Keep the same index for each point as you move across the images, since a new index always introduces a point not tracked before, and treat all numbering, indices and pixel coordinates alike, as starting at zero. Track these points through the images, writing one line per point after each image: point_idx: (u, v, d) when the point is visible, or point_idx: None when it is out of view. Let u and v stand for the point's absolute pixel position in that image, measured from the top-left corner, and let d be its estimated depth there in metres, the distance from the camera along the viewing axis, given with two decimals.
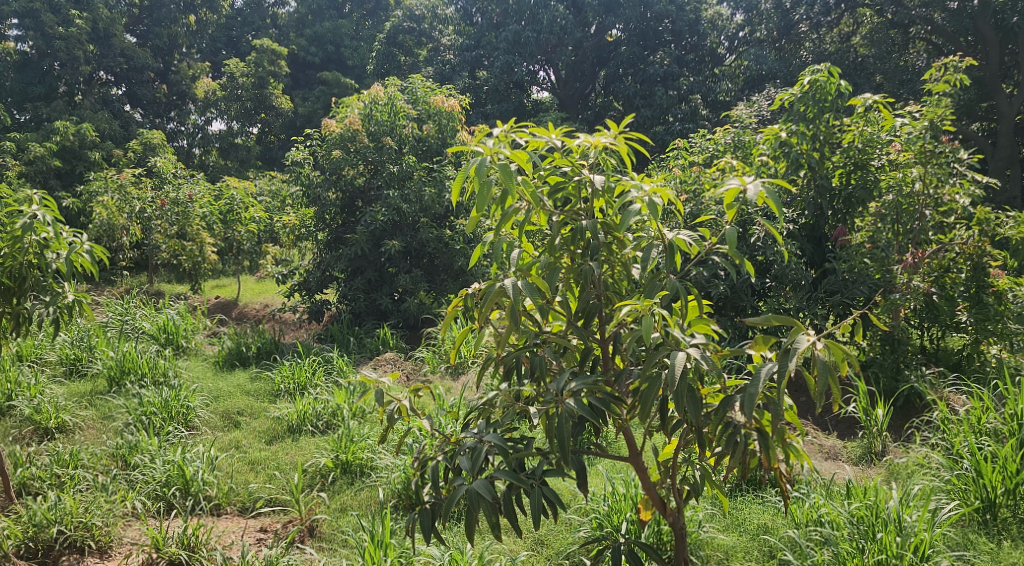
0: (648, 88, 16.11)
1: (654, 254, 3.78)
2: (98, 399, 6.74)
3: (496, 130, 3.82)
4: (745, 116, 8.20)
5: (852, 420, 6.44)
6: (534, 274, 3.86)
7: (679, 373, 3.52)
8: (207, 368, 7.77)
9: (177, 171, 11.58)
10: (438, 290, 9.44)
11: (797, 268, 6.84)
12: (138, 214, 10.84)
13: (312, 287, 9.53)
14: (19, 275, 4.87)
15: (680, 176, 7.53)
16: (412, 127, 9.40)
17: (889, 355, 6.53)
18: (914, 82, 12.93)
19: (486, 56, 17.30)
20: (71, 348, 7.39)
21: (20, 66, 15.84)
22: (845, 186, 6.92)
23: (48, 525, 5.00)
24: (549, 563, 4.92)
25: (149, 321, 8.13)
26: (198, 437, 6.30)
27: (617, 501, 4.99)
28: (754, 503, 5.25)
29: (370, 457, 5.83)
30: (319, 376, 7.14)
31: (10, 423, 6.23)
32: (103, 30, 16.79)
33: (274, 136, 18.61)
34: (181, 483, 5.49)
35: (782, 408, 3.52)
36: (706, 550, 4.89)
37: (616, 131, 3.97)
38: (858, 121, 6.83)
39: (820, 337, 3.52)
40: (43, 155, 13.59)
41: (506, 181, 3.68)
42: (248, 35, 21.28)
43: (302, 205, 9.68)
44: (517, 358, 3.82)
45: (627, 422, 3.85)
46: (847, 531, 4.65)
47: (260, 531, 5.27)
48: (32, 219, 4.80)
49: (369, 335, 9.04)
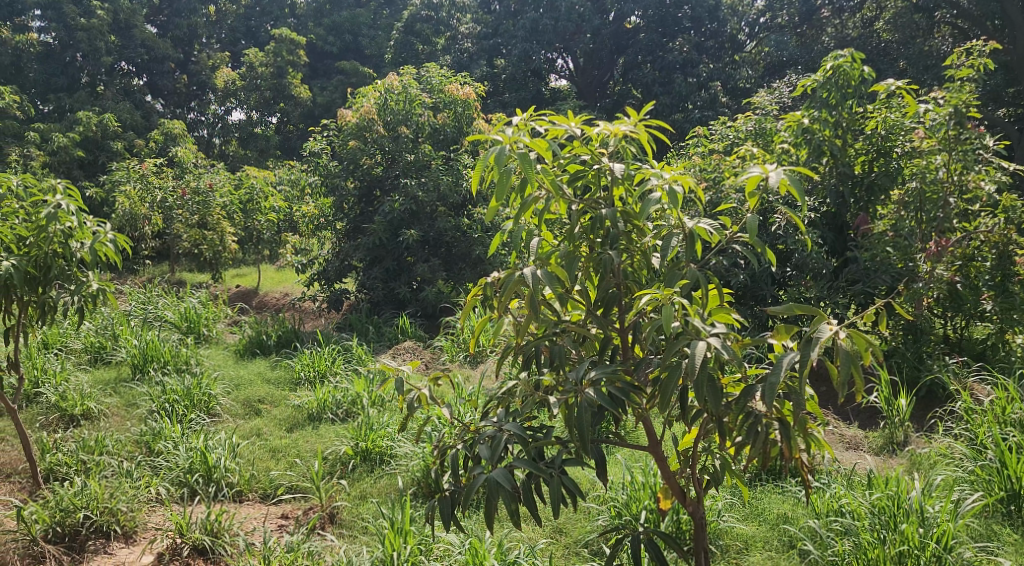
0: (667, 76, 16.09)
1: (674, 243, 3.75)
2: (122, 387, 6.82)
3: (515, 118, 3.80)
4: (767, 102, 8.13)
5: (874, 411, 6.45)
6: (553, 263, 3.85)
7: (700, 362, 3.46)
8: (228, 357, 7.83)
9: (198, 161, 11.78)
10: (456, 279, 9.43)
11: (818, 258, 6.86)
12: (160, 204, 11.07)
13: (331, 276, 9.62)
14: (45, 264, 4.89)
15: (700, 164, 7.54)
16: (428, 116, 9.33)
17: (911, 345, 6.50)
18: (939, 68, 12.78)
19: (504, 45, 17.35)
20: (96, 337, 7.51)
21: (43, 57, 16.20)
22: (867, 174, 6.90)
23: (75, 510, 5.03)
24: (569, 551, 5.00)
25: (171, 311, 8.23)
26: (220, 425, 6.35)
27: (635, 490, 5.08)
28: (775, 493, 5.28)
29: (390, 445, 5.87)
30: (339, 363, 7.21)
31: (38, 411, 6.33)
32: (124, 20, 17.11)
33: (293, 126, 18.46)
34: (204, 469, 5.53)
35: (803, 399, 3.46)
36: (725, 540, 4.91)
37: (636, 119, 3.93)
38: (880, 108, 6.79)
39: (842, 326, 3.43)
40: (67, 146, 13.73)
41: (525, 170, 3.67)
42: (267, 25, 21.12)
43: (321, 195, 9.83)
44: (536, 347, 3.83)
45: (647, 412, 3.81)
46: (867, 521, 4.61)
47: (281, 518, 5.31)
48: (57, 209, 4.80)
49: (387, 324, 9.10)
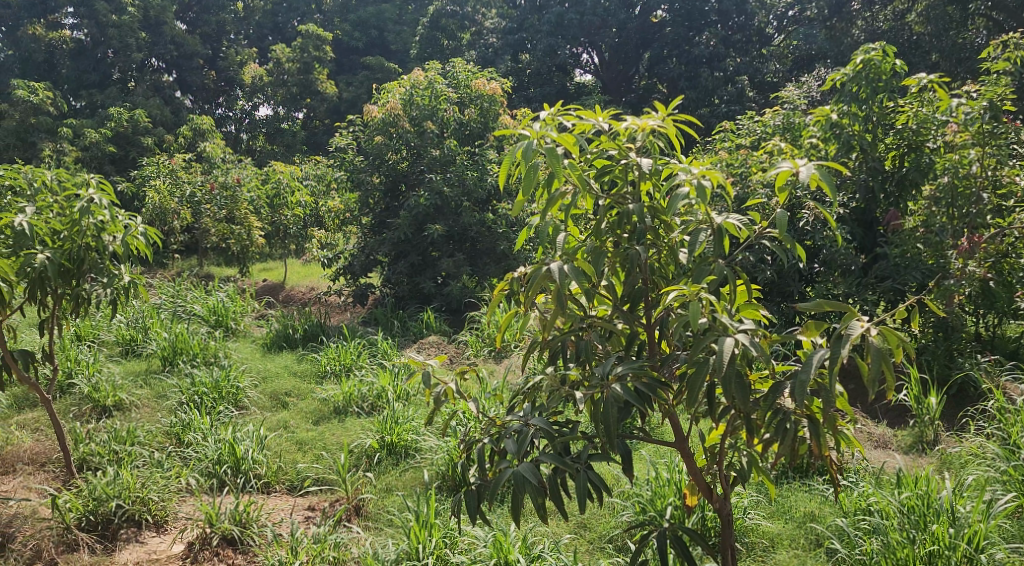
0: (694, 70, 16.08)
1: (702, 239, 3.72)
2: (152, 379, 6.90)
3: (543, 113, 3.80)
4: (795, 96, 8.07)
5: (903, 409, 6.41)
6: (579, 258, 3.84)
7: (728, 358, 3.43)
8: (255, 350, 7.89)
9: (227, 156, 11.90)
10: (481, 274, 9.45)
11: (846, 253, 6.81)
12: (189, 199, 11.29)
13: (357, 271, 9.67)
14: (78, 256, 4.95)
15: (727, 159, 7.54)
16: (454, 111, 9.36)
17: (942, 342, 6.43)
18: (973, 61, 12.66)
19: (529, 39, 17.36)
20: (127, 330, 7.62)
21: (76, 54, 16.78)
22: (898, 169, 6.83)
23: (107, 499, 5.08)
24: (593, 546, 5.01)
25: (200, 304, 8.32)
26: (248, 417, 6.40)
27: (660, 487, 5.09)
28: (801, 491, 5.27)
29: (415, 438, 5.93)
30: (364, 357, 7.25)
31: (72, 401, 6.44)
32: (154, 17, 17.38)
33: (319, 121, 18.56)
34: (232, 461, 5.58)
35: (832, 396, 3.42)
36: (751, 538, 4.89)
37: (664, 114, 3.91)
38: (912, 101, 6.72)
39: (873, 324, 3.38)
40: (99, 141, 13.94)
41: (552, 165, 3.65)
42: (294, 22, 21.28)
43: (348, 191, 9.89)
44: (563, 342, 3.83)
45: (674, 408, 3.79)
46: (897, 521, 4.57)
47: (308, 510, 5.34)
48: (90, 203, 4.88)
49: (412, 318, 9.14)
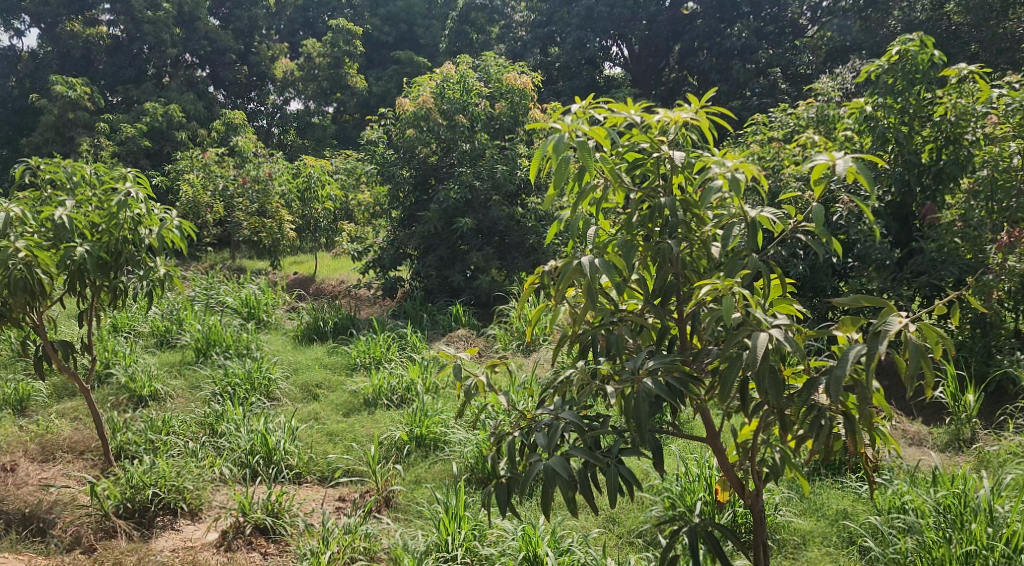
0: (725, 62, 16.00)
1: (735, 232, 3.68)
2: (186, 369, 6.99)
3: (574, 106, 3.77)
4: (830, 88, 7.98)
5: (939, 406, 6.33)
6: (610, 251, 3.82)
7: (761, 353, 3.39)
8: (286, 342, 7.94)
9: (259, 150, 12.01)
10: (510, 267, 9.45)
11: (881, 249, 6.72)
12: (222, 192, 11.43)
13: (386, 264, 9.70)
14: (116, 249, 5.01)
15: (759, 153, 7.51)
16: (485, 106, 9.33)
17: (980, 339, 6.34)
18: (1015, 52, 12.42)
19: (558, 33, 17.38)
20: (162, 322, 7.72)
21: (113, 50, 17.12)
22: (935, 161, 6.72)
23: (144, 487, 5.15)
24: (621, 540, 4.99)
25: (233, 297, 8.41)
26: (280, 408, 6.45)
27: (690, 482, 5.08)
28: (834, 488, 5.23)
29: (444, 431, 5.93)
30: (394, 350, 7.28)
31: (110, 391, 6.53)
32: (188, 13, 17.57)
33: (349, 116, 18.66)
34: (264, 451, 5.63)
35: (868, 392, 3.36)
36: (783, 534, 4.85)
37: (697, 106, 3.88)
38: (951, 92, 6.56)
39: (911, 320, 3.32)
40: (135, 136, 14.09)
41: (584, 159, 3.63)
42: (325, 16, 21.38)
43: (378, 184, 9.92)
44: (593, 336, 3.82)
45: (706, 403, 3.76)
46: (932, 519, 4.52)
47: (338, 500, 5.36)
48: (127, 196, 4.92)
49: (441, 311, 9.16)
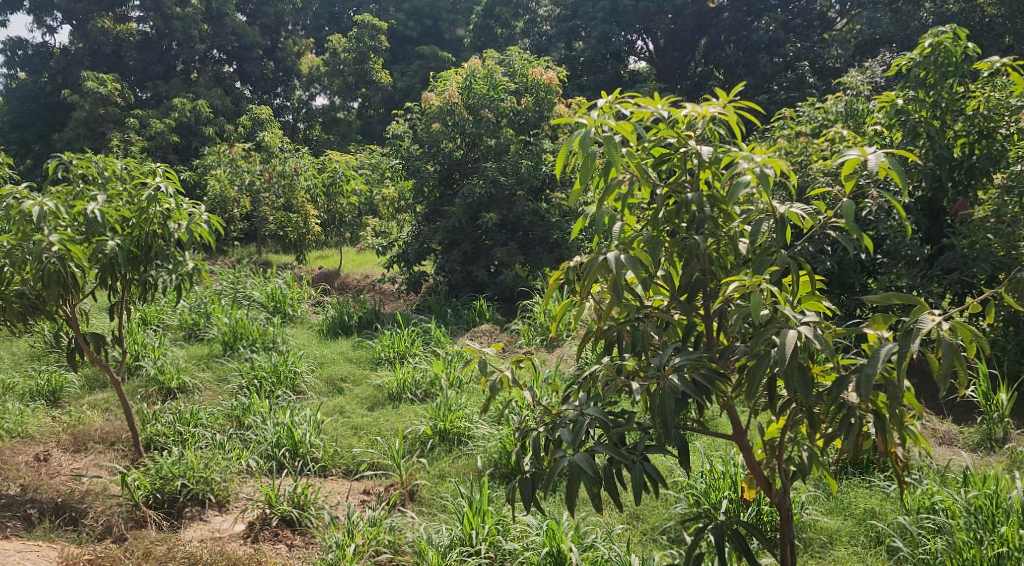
0: (752, 56, 15.91)
1: (764, 228, 3.63)
2: (214, 362, 7.04)
3: (601, 100, 3.73)
4: (859, 82, 7.90)
5: (971, 405, 6.25)
6: (636, 247, 3.78)
7: (790, 351, 3.34)
8: (312, 336, 7.95)
9: (284, 145, 12.06)
10: (534, 263, 9.43)
11: (912, 245, 6.65)
12: (248, 187, 11.64)
13: (410, 259, 9.69)
14: (146, 243, 5.05)
15: (786, 147, 7.44)
16: (510, 101, 9.32)
17: (1013, 337, 6.25)
18: None
19: (583, 27, 17.32)
20: (190, 315, 7.78)
21: (142, 46, 17.32)
22: (967, 156, 6.62)
23: (173, 478, 5.19)
24: (646, 537, 4.97)
25: (260, 291, 8.47)
26: (306, 402, 6.47)
27: (715, 479, 5.05)
28: (861, 487, 5.18)
29: (467, 426, 5.93)
30: (418, 345, 7.30)
31: (139, 383, 6.59)
32: (216, 9, 17.90)
33: (374, 111, 18.72)
34: (290, 444, 5.66)
35: (900, 391, 3.31)
36: (809, 533, 4.81)
37: (725, 101, 3.84)
38: (984, 86, 6.52)
39: (945, 318, 3.26)
40: (163, 131, 14.23)
41: (611, 153, 3.59)
42: (350, 11, 21.47)
43: (403, 179, 9.94)
44: (618, 332, 3.79)
45: (733, 401, 3.71)
46: (963, 519, 4.46)
47: (363, 493, 5.37)
48: (156, 191, 4.98)
49: (465, 306, 9.18)
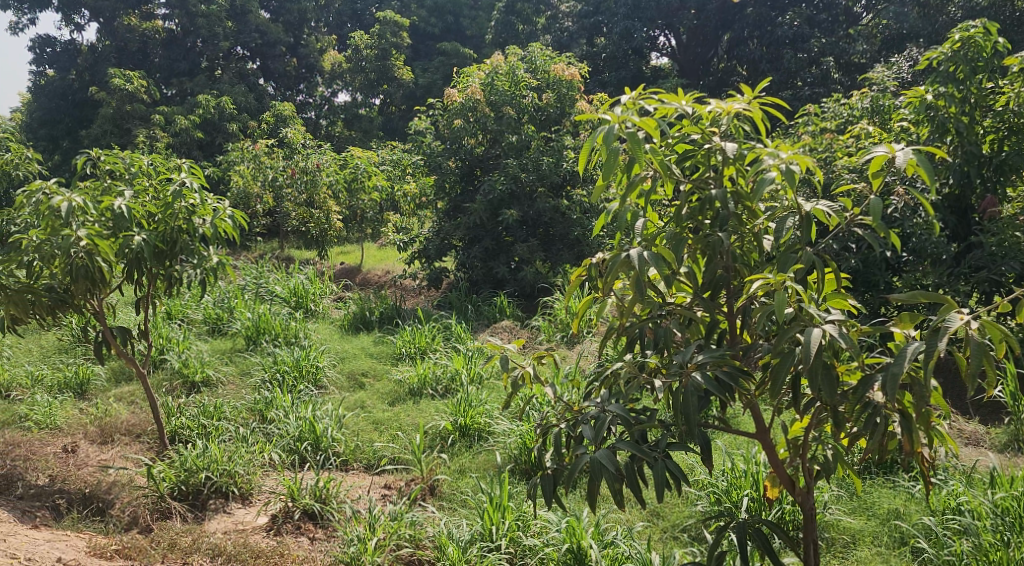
0: (776, 51, 15.88)
1: (789, 225, 3.60)
2: (237, 356, 7.07)
3: (624, 96, 3.72)
4: (885, 78, 7.81)
5: (998, 405, 6.19)
6: (659, 244, 3.76)
7: (815, 349, 3.32)
8: (334, 331, 7.97)
9: (307, 141, 12.10)
10: (555, 259, 9.42)
11: (938, 242, 6.60)
12: (271, 183, 11.64)
13: (431, 254, 9.68)
14: (171, 238, 5.07)
15: (811, 144, 7.38)
16: (532, 97, 9.32)
17: None
18: None
19: (605, 23, 17.26)
20: (214, 309, 7.82)
21: (168, 43, 17.55)
22: (996, 153, 6.56)
23: (197, 470, 5.21)
24: (666, 535, 4.95)
25: (282, 286, 8.50)
26: (327, 396, 6.49)
27: (736, 477, 5.02)
28: (885, 487, 5.13)
29: (488, 421, 5.93)
30: (439, 341, 7.31)
31: (164, 376, 6.64)
32: (240, 6, 17.96)
33: (395, 107, 18.76)
34: (312, 438, 5.68)
35: (927, 390, 3.28)
36: (832, 533, 4.77)
37: (750, 96, 3.80)
38: (1015, 81, 6.36)
39: (973, 317, 3.22)
40: (188, 127, 14.31)
41: (634, 149, 3.56)
42: (373, 8, 21.52)
43: (425, 175, 9.96)
44: (641, 329, 3.78)
45: (756, 399, 3.68)
46: (989, 521, 4.43)
47: (384, 488, 5.38)
48: (182, 186, 4.99)
49: (486, 302, 9.19)
